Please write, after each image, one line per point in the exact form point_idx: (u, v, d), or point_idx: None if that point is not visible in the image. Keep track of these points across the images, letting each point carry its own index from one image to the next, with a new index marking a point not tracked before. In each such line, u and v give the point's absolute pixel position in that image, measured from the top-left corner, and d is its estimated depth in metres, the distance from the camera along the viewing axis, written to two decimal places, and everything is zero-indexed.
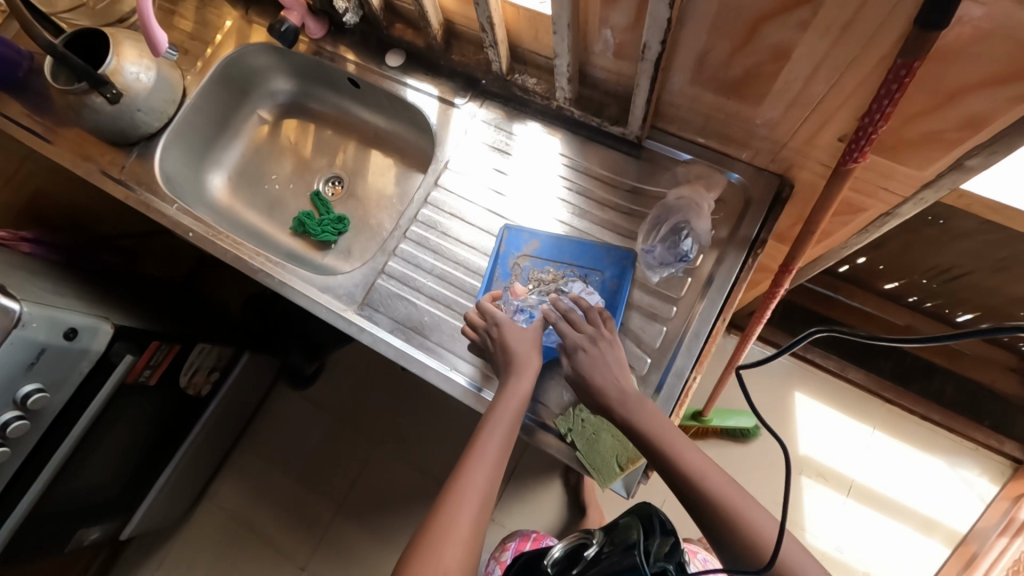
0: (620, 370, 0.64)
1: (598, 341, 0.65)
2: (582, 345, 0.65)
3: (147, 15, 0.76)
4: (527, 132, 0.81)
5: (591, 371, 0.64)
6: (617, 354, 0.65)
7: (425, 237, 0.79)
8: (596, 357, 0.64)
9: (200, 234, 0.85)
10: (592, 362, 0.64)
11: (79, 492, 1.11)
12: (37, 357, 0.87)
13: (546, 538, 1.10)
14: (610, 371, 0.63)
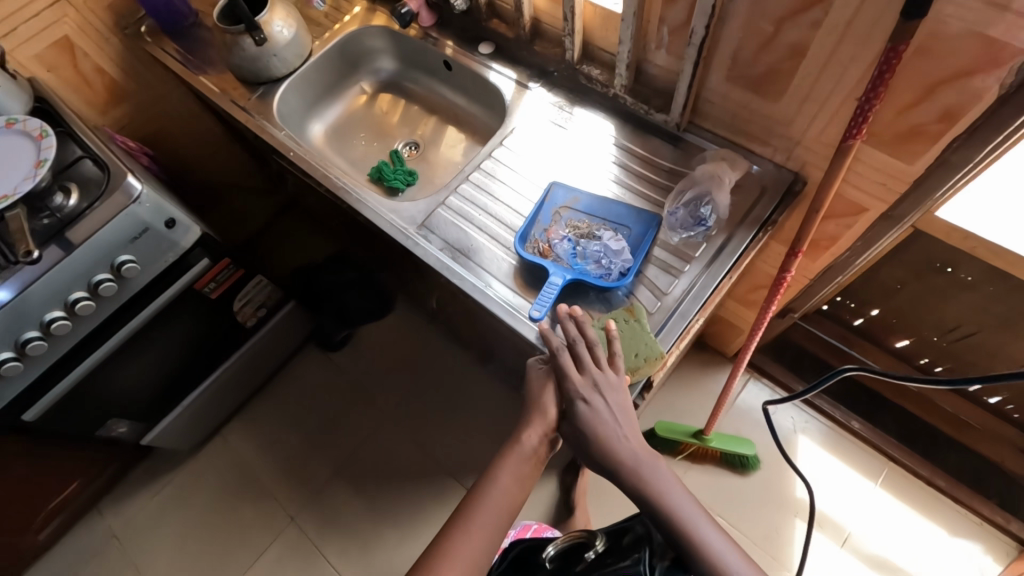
0: (622, 421, 0.69)
1: (601, 390, 0.70)
2: (584, 397, 0.70)
3: None
4: (585, 115, 0.96)
5: (590, 422, 0.69)
6: (620, 403, 0.69)
7: (484, 182, 0.93)
8: (598, 408, 0.69)
9: (298, 154, 1.01)
10: (603, 412, 0.69)
11: (123, 380, 1.22)
12: (140, 234, 1.03)
13: (546, 531, 1.07)
14: (610, 423, 0.69)
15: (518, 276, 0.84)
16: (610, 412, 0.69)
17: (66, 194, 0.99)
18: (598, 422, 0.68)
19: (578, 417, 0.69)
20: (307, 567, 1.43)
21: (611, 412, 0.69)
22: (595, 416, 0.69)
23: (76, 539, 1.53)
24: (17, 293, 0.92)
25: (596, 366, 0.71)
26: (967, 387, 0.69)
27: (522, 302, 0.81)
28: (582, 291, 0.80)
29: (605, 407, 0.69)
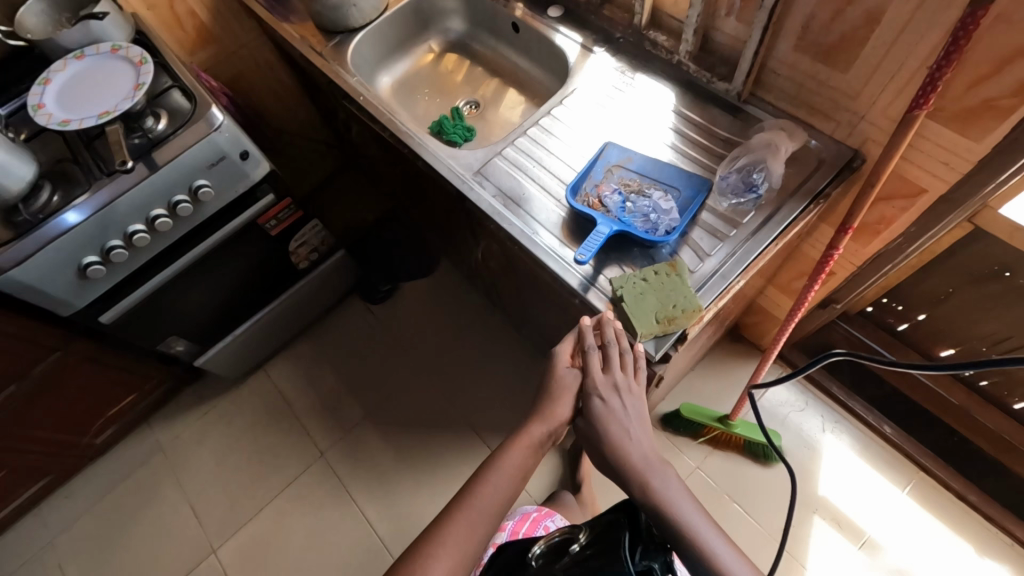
0: (634, 425, 0.73)
1: (620, 392, 0.74)
2: (601, 395, 0.74)
3: None
4: (647, 81, 0.98)
5: (604, 419, 0.73)
6: (636, 414, 0.73)
7: (540, 138, 0.97)
8: (613, 407, 0.73)
9: (368, 99, 1.08)
10: (615, 412, 0.73)
11: (186, 300, 1.32)
12: (216, 162, 1.11)
13: (545, 519, 1.09)
14: (621, 423, 0.72)
15: (565, 226, 0.87)
16: (625, 417, 0.73)
17: (157, 119, 1.08)
18: (613, 421, 0.72)
19: (593, 413, 0.73)
20: (333, 498, 1.53)
21: (627, 415, 0.73)
22: (610, 415, 0.73)
23: (129, 447, 1.68)
24: (86, 217, 1.00)
25: (621, 370, 0.74)
26: (960, 371, 0.68)
27: (567, 250, 0.84)
28: (626, 244, 0.83)
29: (621, 411, 0.73)
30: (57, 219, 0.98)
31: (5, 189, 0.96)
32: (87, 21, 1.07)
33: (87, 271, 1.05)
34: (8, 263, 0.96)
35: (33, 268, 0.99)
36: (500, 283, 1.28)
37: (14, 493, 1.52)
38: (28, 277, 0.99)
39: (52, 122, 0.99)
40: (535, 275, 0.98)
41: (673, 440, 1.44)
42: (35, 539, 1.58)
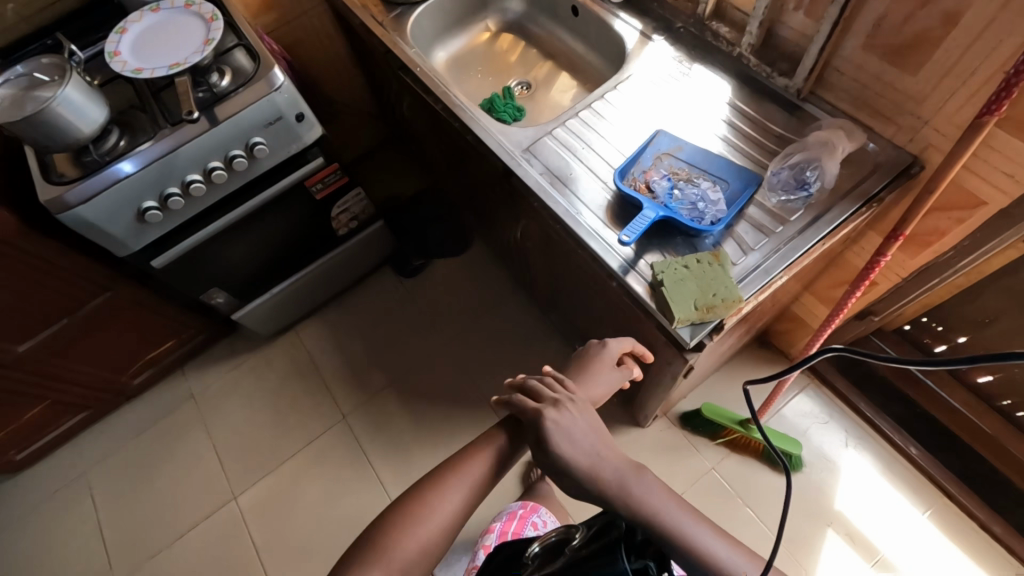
0: (586, 433, 0.71)
1: (565, 408, 0.73)
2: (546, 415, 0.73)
3: None
4: (704, 73, 0.98)
5: (561, 433, 0.71)
6: (587, 422, 0.73)
7: (592, 121, 0.98)
8: (564, 419, 0.72)
9: (424, 70, 1.10)
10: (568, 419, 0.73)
11: (230, 254, 1.37)
12: (273, 121, 1.14)
13: (532, 516, 1.16)
14: (577, 429, 0.71)
15: (610, 209, 0.88)
16: (577, 428, 0.72)
17: (221, 75, 1.12)
18: (568, 435, 0.71)
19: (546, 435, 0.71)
20: (350, 460, 1.58)
21: (575, 428, 0.72)
22: (567, 434, 0.71)
23: (162, 392, 1.75)
24: (139, 168, 1.05)
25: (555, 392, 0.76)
26: (969, 366, 0.57)
27: (609, 232, 0.86)
28: (670, 231, 0.83)
29: (572, 424, 0.72)
30: (114, 167, 1.02)
31: (79, 131, 1.00)
32: None
33: (145, 215, 1.10)
34: (75, 200, 1.02)
35: (96, 207, 1.04)
36: (534, 264, 1.30)
37: (56, 421, 1.61)
38: (92, 216, 1.05)
39: (126, 70, 1.04)
40: (573, 256, 0.99)
41: (691, 439, 1.44)
42: (70, 468, 1.67)
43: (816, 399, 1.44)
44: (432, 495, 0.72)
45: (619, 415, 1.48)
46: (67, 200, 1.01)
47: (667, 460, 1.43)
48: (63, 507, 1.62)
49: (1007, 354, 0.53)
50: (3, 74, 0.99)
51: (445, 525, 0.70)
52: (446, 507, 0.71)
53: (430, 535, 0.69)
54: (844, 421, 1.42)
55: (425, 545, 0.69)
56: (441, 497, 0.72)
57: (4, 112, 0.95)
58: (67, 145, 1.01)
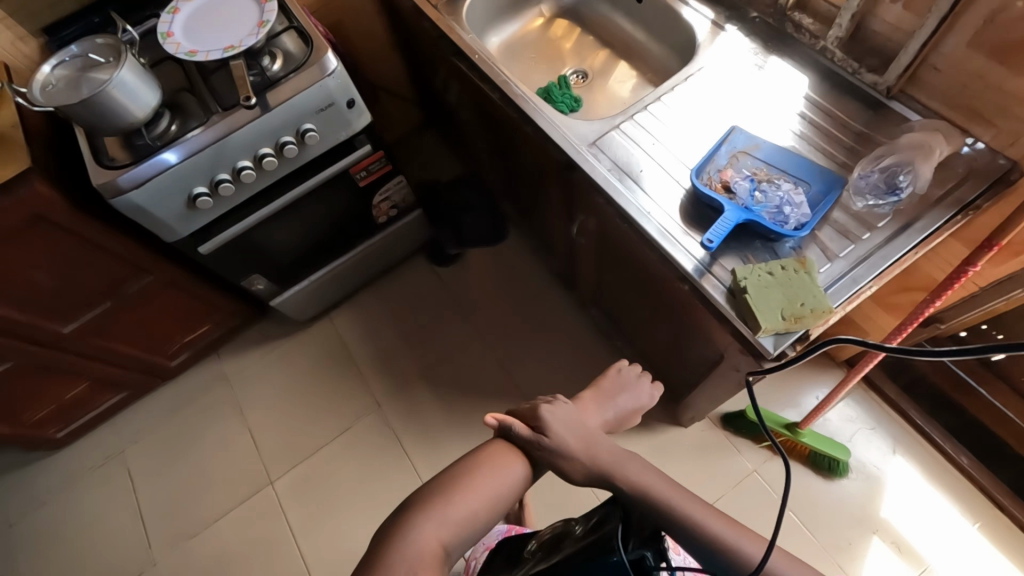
0: (581, 418, 0.75)
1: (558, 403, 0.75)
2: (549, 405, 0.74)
3: None
4: (782, 66, 0.93)
5: (565, 419, 0.73)
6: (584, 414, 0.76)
7: (661, 115, 0.94)
8: (564, 408, 0.75)
9: (483, 57, 1.06)
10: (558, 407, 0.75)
11: (273, 240, 1.36)
12: (325, 107, 1.11)
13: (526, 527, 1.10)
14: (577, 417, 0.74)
15: (683, 210, 0.85)
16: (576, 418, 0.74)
17: (272, 59, 1.09)
18: (564, 421, 0.73)
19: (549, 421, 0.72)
20: (386, 449, 1.57)
21: (569, 417, 0.74)
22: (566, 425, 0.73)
23: (196, 374, 1.76)
24: (183, 157, 1.02)
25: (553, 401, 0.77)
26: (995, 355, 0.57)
27: (684, 235, 0.83)
28: (751, 235, 0.80)
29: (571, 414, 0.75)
30: (159, 157, 1.00)
31: (133, 114, 0.98)
32: None
33: (196, 201, 1.09)
34: (129, 185, 1.00)
35: (148, 193, 1.03)
36: (582, 259, 1.27)
37: (95, 400, 1.62)
38: (143, 201, 1.04)
39: (180, 52, 1.01)
40: (636, 254, 0.96)
41: (733, 440, 1.42)
42: (108, 447, 1.69)
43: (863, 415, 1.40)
44: (487, 469, 0.68)
45: (658, 413, 1.46)
46: (120, 185, 1.00)
47: (708, 460, 1.40)
48: (102, 484, 1.64)
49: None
50: (58, 54, 0.97)
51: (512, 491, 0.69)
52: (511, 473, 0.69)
53: (481, 504, 0.66)
54: (893, 427, 1.39)
55: (480, 507, 0.66)
56: (494, 473, 0.68)
57: (60, 94, 0.94)
58: (119, 128, 0.99)
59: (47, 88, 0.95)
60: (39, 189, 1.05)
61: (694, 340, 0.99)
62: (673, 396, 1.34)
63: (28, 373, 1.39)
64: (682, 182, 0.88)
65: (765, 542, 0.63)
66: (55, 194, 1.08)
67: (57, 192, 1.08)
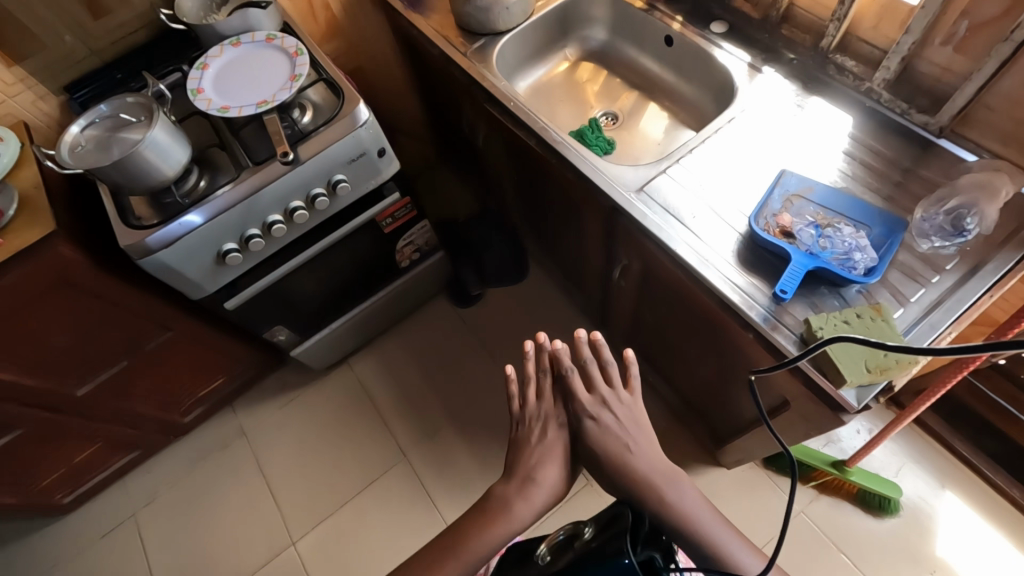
0: (629, 429, 0.76)
1: (611, 406, 0.77)
2: (592, 413, 0.76)
3: None
4: (825, 107, 0.93)
5: (604, 434, 0.75)
6: (629, 414, 0.77)
7: (706, 159, 0.93)
8: (612, 417, 0.76)
9: (519, 105, 1.05)
10: (593, 431, 0.75)
11: (298, 290, 1.32)
12: (357, 158, 1.09)
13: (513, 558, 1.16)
14: (620, 432, 0.75)
15: (741, 255, 0.83)
16: (621, 427, 0.76)
17: (302, 111, 1.08)
18: (604, 437, 0.75)
19: (589, 432, 0.75)
20: (415, 502, 1.50)
21: (619, 422, 0.76)
22: (607, 427, 0.76)
23: (211, 429, 1.69)
24: (209, 218, 0.99)
25: (609, 386, 0.79)
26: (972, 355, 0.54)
27: (746, 282, 0.81)
28: (819, 283, 0.77)
29: (616, 421, 0.76)
30: (183, 219, 0.97)
31: (163, 173, 0.95)
32: (245, 10, 1.09)
33: (226, 258, 1.05)
34: (158, 245, 0.97)
35: (177, 252, 0.99)
36: (619, 299, 1.24)
37: (105, 462, 1.54)
38: (172, 260, 1.00)
39: (212, 108, 0.99)
40: (687, 300, 0.94)
41: (776, 479, 1.37)
42: (118, 511, 1.60)
43: (912, 460, 1.35)
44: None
45: (697, 454, 1.42)
46: (149, 245, 0.96)
47: (752, 502, 1.36)
48: (112, 551, 1.54)
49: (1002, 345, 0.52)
50: (87, 114, 0.96)
51: (550, 499, 0.74)
52: (547, 479, 0.74)
53: None
54: (937, 460, 1.36)
55: None
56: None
57: (89, 155, 0.92)
58: (148, 188, 0.96)
59: (75, 149, 0.93)
60: (62, 251, 1.01)
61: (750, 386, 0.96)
62: (716, 437, 1.30)
63: (36, 441, 1.31)
64: (736, 226, 0.86)
65: (760, 555, 0.69)
66: (78, 254, 1.04)
67: (80, 254, 1.04)
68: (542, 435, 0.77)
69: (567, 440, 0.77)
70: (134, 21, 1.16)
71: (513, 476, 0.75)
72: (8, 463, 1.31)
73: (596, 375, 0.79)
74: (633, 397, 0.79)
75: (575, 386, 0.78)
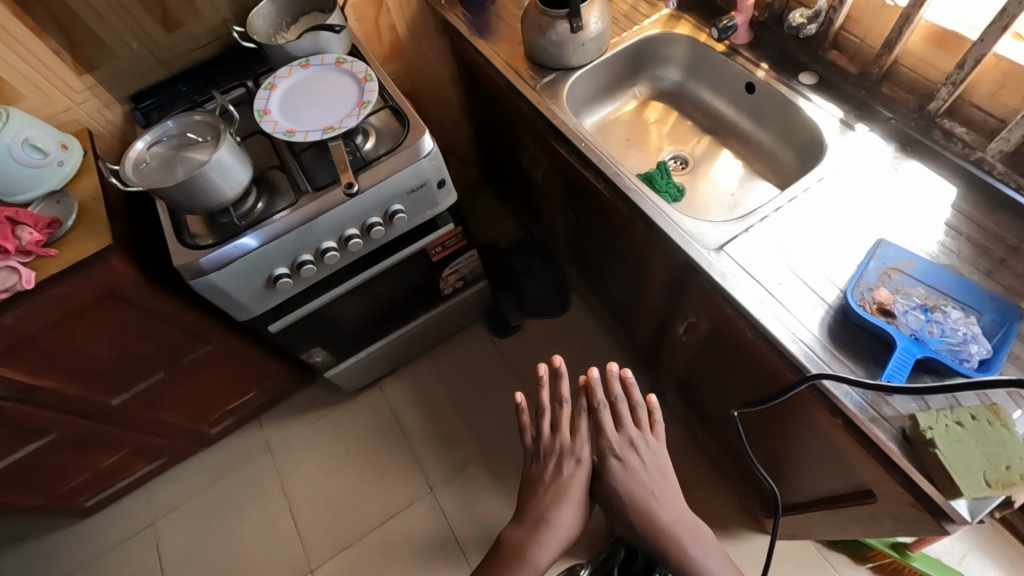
0: (651, 473, 0.75)
1: (636, 448, 0.76)
2: (616, 453, 0.75)
3: None
4: (924, 174, 0.87)
5: (628, 477, 0.74)
6: (653, 458, 0.75)
7: (792, 220, 0.87)
8: (637, 460, 0.75)
9: (590, 147, 1.00)
10: (616, 471, 0.74)
11: (341, 314, 1.29)
12: (417, 188, 1.06)
13: None
14: (643, 476, 0.74)
15: (832, 332, 0.77)
16: (645, 470, 0.75)
17: (365, 137, 1.06)
18: (626, 480, 0.74)
19: (612, 473, 0.74)
20: (439, 539, 1.44)
21: (645, 465, 0.75)
22: (632, 469, 0.74)
23: (237, 442, 1.66)
24: (263, 241, 0.96)
25: (636, 426, 0.77)
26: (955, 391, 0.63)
27: (838, 363, 0.74)
28: (921, 376, 0.71)
29: (640, 464, 0.75)
30: (239, 241, 0.94)
31: (224, 194, 0.93)
32: (317, 32, 1.07)
33: (277, 283, 1.03)
34: (210, 267, 0.94)
35: (229, 275, 0.97)
36: (674, 352, 1.18)
37: (130, 468, 1.52)
38: (224, 283, 0.97)
39: (278, 131, 0.97)
40: (759, 370, 0.87)
41: (827, 554, 1.28)
42: (138, 518, 1.58)
43: (981, 550, 1.24)
44: None
45: (743, 518, 1.34)
46: (202, 266, 0.93)
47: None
48: (129, 560, 1.52)
49: (991, 382, 0.62)
50: (154, 131, 0.95)
51: (563, 539, 0.72)
52: (564, 522, 0.72)
53: None
54: (1008, 550, 1.25)
55: None
56: None
57: (153, 173, 0.90)
58: (207, 209, 0.94)
59: (140, 166, 0.92)
60: (116, 266, 0.99)
61: (822, 468, 0.88)
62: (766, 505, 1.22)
63: (66, 447, 1.29)
64: (827, 298, 0.79)
65: None
66: (132, 270, 1.02)
67: (132, 267, 1.02)
68: (557, 470, 0.75)
69: (585, 474, 0.75)
70: (204, 35, 1.15)
71: (526, 517, 0.73)
72: (35, 467, 1.29)
73: (625, 414, 0.77)
74: (659, 442, 0.77)
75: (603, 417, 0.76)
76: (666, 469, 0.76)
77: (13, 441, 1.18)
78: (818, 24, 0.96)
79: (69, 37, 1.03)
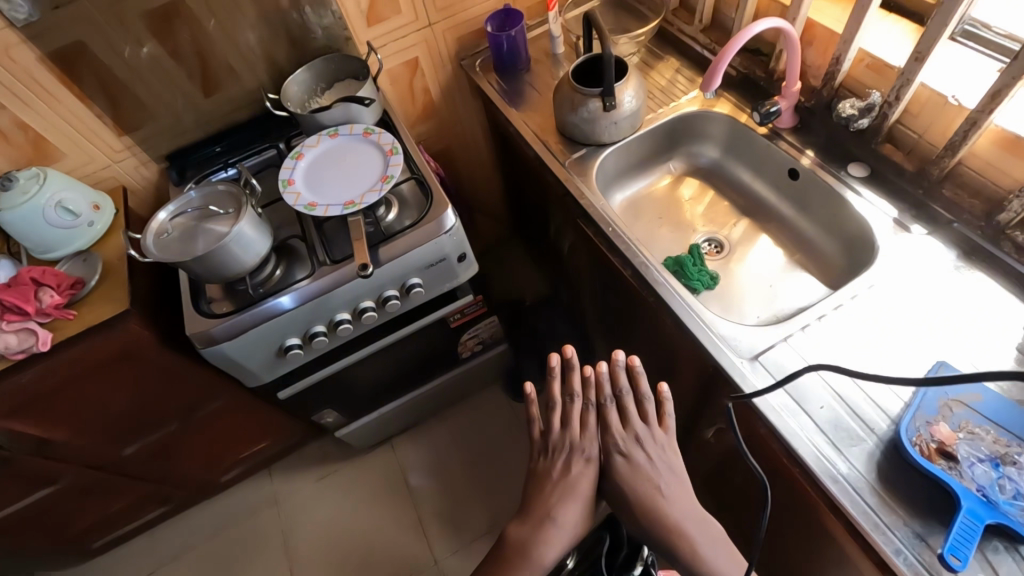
0: (662, 471, 0.73)
1: (642, 444, 0.75)
2: (620, 450, 0.74)
3: (724, 56, 0.88)
4: (989, 288, 0.78)
5: (633, 476, 0.73)
6: (661, 454, 0.74)
7: (836, 330, 0.79)
8: (644, 457, 0.74)
9: (619, 233, 0.95)
10: (622, 470, 0.73)
11: (355, 378, 1.26)
12: (436, 263, 1.03)
13: None
14: (650, 476, 0.72)
15: (882, 471, 0.67)
16: (652, 466, 0.73)
17: (387, 208, 1.04)
18: (632, 479, 0.72)
19: (617, 471, 0.73)
20: None
21: (654, 460, 0.73)
22: (639, 467, 0.73)
23: (245, 490, 1.63)
24: (297, 303, 0.95)
25: (644, 424, 0.76)
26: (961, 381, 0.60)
27: (886, 511, 0.65)
28: (991, 540, 0.61)
29: (646, 462, 0.73)
30: (273, 301, 0.93)
31: (243, 264, 0.92)
32: (348, 103, 1.07)
33: (287, 353, 1.00)
34: (222, 335, 0.92)
35: (240, 344, 0.95)
36: (701, 448, 1.09)
37: (138, 513, 1.50)
38: (234, 352, 0.96)
39: (300, 204, 0.96)
40: (794, 498, 0.77)
41: None
42: (141, 565, 1.55)
43: None
44: None
45: None
46: (213, 334, 0.92)
47: None
48: None
49: (993, 375, 0.57)
50: (178, 202, 0.95)
51: (567, 541, 0.72)
52: (569, 518, 0.72)
53: None
54: None
55: None
56: None
57: (174, 244, 0.90)
58: (225, 279, 0.93)
59: (162, 235, 0.92)
60: (132, 328, 0.99)
61: None
62: None
63: (74, 494, 1.28)
64: (876, 429, 0.70)
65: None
66: (150, 332, 1.02)
67: (149, 330, 1.01)
68: (566, 469, 0.75)
69: (593, 475, 0.74)
70: (242, 98, 1.17)
71: (529, 518, 0.73)
72: (43, 513, 1.28)
73: (631, 408, 0.76)
74: (668, 437, 0.76)
75: (612, 412, 0.77)
76: (676, 457, 0.74)
77: (21, 490, 1.17)
78: (869, 114, 0.90)
79: (114, 100, 1.06)
